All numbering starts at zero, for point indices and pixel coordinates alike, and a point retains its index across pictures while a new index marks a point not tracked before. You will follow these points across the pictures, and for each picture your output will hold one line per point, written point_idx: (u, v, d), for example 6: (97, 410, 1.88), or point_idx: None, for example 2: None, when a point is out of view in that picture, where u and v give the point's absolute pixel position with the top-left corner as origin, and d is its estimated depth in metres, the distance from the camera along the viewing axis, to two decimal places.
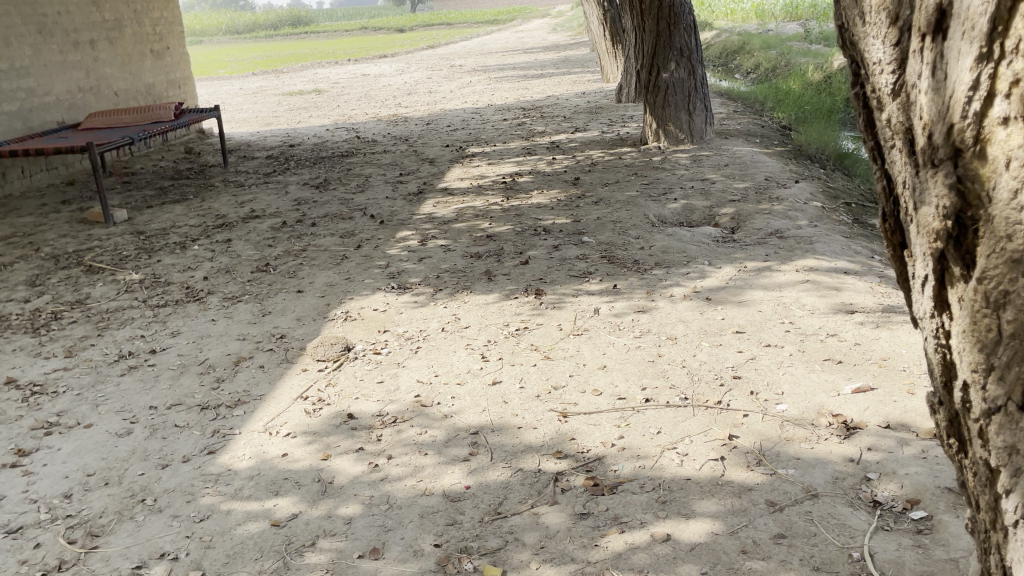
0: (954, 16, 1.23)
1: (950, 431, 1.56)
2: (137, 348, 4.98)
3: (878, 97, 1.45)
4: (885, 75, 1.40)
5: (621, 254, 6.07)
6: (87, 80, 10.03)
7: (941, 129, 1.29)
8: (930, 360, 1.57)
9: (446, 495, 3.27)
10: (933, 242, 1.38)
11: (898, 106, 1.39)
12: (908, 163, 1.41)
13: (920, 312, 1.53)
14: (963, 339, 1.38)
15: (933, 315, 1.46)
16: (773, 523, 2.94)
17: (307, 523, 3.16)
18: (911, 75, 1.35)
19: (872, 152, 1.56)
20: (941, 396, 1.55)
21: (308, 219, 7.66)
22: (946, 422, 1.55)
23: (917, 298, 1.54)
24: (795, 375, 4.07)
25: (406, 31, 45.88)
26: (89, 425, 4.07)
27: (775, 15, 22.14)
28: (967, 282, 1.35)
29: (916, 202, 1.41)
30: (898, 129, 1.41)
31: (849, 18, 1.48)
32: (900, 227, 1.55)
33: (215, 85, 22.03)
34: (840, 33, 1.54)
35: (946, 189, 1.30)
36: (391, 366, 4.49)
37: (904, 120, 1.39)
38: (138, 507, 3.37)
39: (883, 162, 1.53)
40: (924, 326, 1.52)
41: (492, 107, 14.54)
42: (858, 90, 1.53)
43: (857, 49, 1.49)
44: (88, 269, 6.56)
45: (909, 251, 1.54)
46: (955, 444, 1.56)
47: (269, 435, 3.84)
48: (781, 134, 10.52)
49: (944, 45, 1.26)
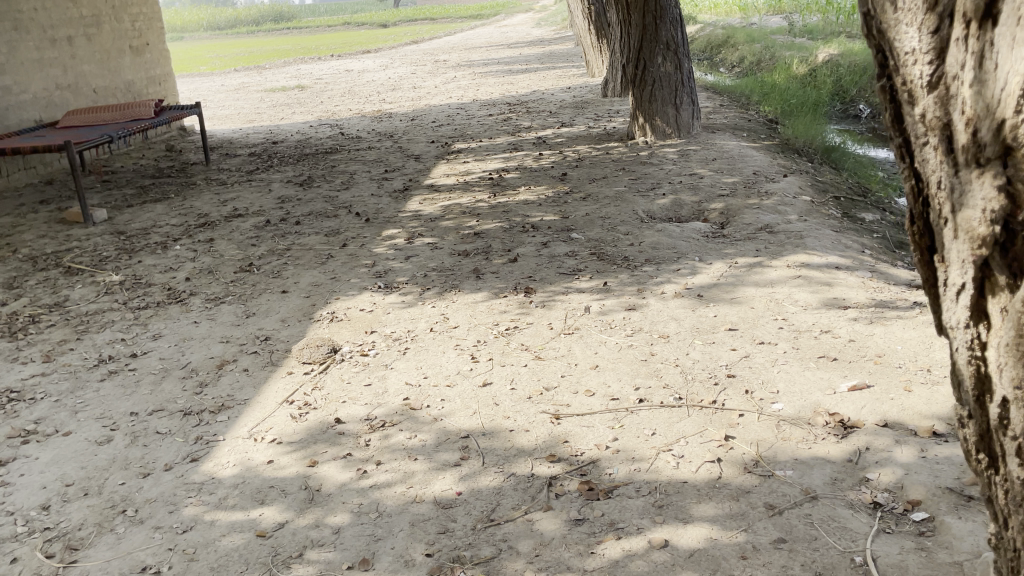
0: (1008, 3, 1.22)
1: (979, 447, 1.61)
2: (117, 352, 4.85)
3: (909, 90, 1.41)
4: (919, 66, 1.37)
5: (611, 251, 6.00)
6: (65, 78, 9.83)
7: (990, 126, 1.30)
8: (956, 372, 1.61)
9: (437, 502, 3.19)
10: (977, 248, 1.40)
11: (935, 101, 1.37)
12: (945, 163, 1.40)
13: (950, 321, 1.56)
14: (1004, 353, 1.42)
15: (968, 326, 1.50)
16: (773, 527, 2.88)
17: (294, 534, 3.06)
18: (952, 66, 1.33)
19: (897, 150, 1.53)
20: (971, 411, 1.59)
21: (292, 218, 7.53)
22: (977, 438, 1.60)
23: (946, 308, 1.55)
24: (789, 373, 4.01)
25: (388, 26, 45.72)
26: (67, 433, 3.95)
27: (758, 8, 22.10)
28: (1013, 291, 1.38)
29: (957, 203, 1.41)
30: (934, 125, 1.39)
31: (874, 5, 1.42)
32: (929, 230, 1.54)
33: (196, 82, 21.75)
34: (863, 20, 1.47)
35: (998, 192, 1.32)
36: (378, 367, 4.40)
37: (942, 115, 1.37)
38: (119, 518, 3.27)
39: (910, 161, 1.51)
40: (955, 336, 1.55)
41: (477, 102, 14.41)
42: (882, 82, 1.50)
43: (881, 38, 1.44)
44: (66, 271, 6.41)
45: (936, 255, 1.54)
46: (984, 459, 1.61)
47: (254, 442, 3.74)
48: (768, 128, 10.48)
49: (995, 32, 1.25)
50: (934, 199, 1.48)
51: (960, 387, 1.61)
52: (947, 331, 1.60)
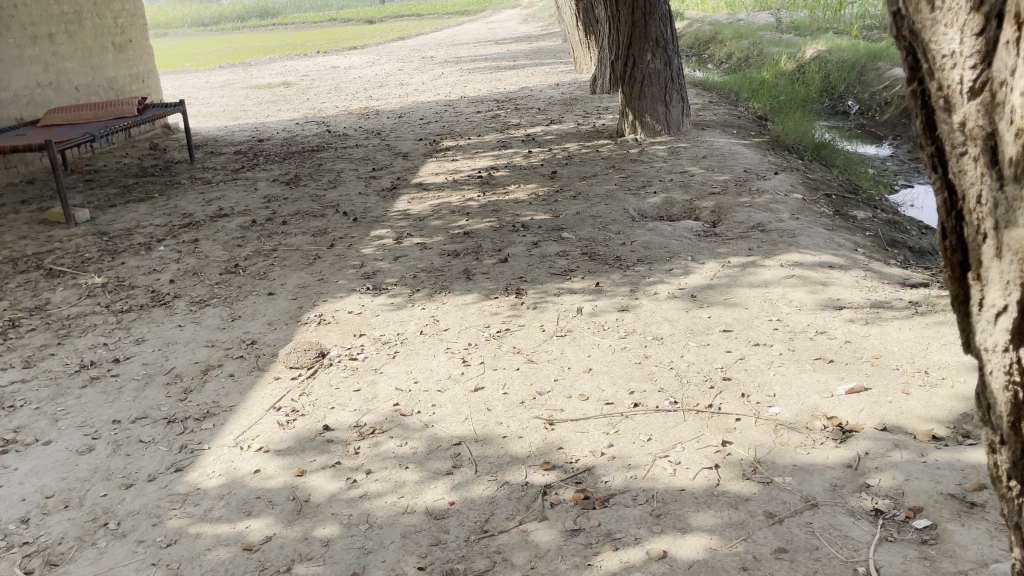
0: None
1: (1012, 474, 1.53)
2: (100, 357, 4.74)
3: (947, 95, 1.36)
4: (961, 71, 1.32)
5: (603, 251, 5.92)
6: (46, 76, 9.67)
7: None
8: (988, 396, 1.54)
9: (429, 513, 3.11)
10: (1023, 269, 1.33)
11: (978, 108, 1.32)
12: (989, 175, 1.35)
13: (984, 342, 1.49)
14: None
15: (1007, 349, 1.42)
16: (773, 536, 2.82)
17: (282, 547, 2.98)
18: (1000, 70, 1.27)
19: (930, 159, 1.47)
20: (1004, 437, 1.52)
21: (278, 218, 7.42)
22: (1009, 465, 1.52)
23: (981, 329, 1.49)
24: (786, 376, 3.95)
25: (374, 21, 45.45)
26: (47, 442, 3.84)
27: (744, 4, 22.05)
28: None
29: (1001, 219, 1.35)
30: (977, 134, 1.34)
31: (907, 5, 1.38)
32: (963, 246, 1.48)
33: (180, 79, 21.51)
34: (894, 20, 1.43)
35: None
36: (368, 372, 4.31)
37: (987, 124, 1.31)
38: (101, 531, 3.17)
39: (945, 171, 1.46)
40: (990, 359, 1.48)
41: (465, 99, 14.29)
42: (916, 87, 1.45)
43: (917, 39, 1.39)
44: (47, 273, 6.28)
45: (972, 273, 1.48)
46: (1017, 487, 1.53)
47: (241, 450, 3.65)
48: (757, 124, 10.44)
49: None
50: (972, 212, 1.42)
51: (992, 412, 1.54)
52: (978, 353, 1.54)
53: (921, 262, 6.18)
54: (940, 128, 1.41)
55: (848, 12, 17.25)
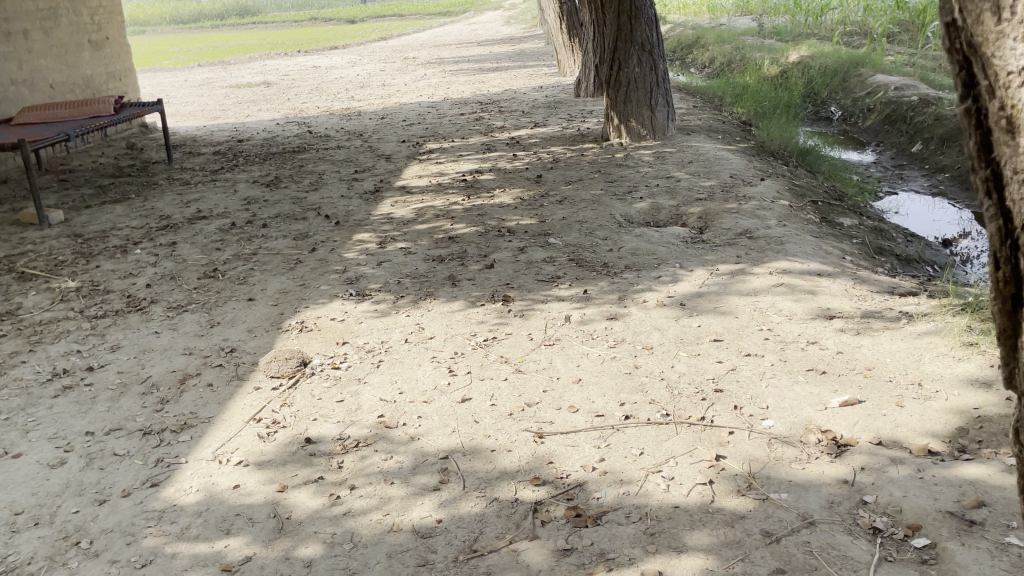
0: None
1: None
2: (73, 365, 4.59)
3: (1009, 115, 1.33)
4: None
5: (590, 257, 5.85)
6: (19, 73, 9.46)
7: None
8: None
9: (415, 531, 3.00)
10: None
11: None
12: None
13: None
14: None
15: None
16: (771, 556, 2.75)
17: (263, 568, 2.86)
18: None
19: (984, 184, 1.42)
20: None
21: (258, 220, 7.28)
22: None
23: None
24: (779, 388, 3.88)
25: (357, 21, 45.18)
26: (17, 455, 3.69)
27: (726, 9, 22.15)
28: None
29: None
30: None
31: (967, 16, 1.36)
32: (1016, 278, 1.42)
33: (159, 77, 21.24)
34: (950, 32, 1.42)
35: None
36: (351, 382, 4.19)
37: None
38: (72, 551, 3.03)
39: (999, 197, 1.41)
40: None
41: (448, 101, 14.17)
42: (969, 105, 1.43)
43: (975, 54, 1.37)
44: (19, 277, 6.09)
45: None
46: None
47: (219, 464, 3.52)
48: (742, 129, 10.43)
49: None
50: None
51: None
52: None
53: (909, 270, 6.15)
54: (1000, 150, 1.36)
55: (829, 18, 17.35)
